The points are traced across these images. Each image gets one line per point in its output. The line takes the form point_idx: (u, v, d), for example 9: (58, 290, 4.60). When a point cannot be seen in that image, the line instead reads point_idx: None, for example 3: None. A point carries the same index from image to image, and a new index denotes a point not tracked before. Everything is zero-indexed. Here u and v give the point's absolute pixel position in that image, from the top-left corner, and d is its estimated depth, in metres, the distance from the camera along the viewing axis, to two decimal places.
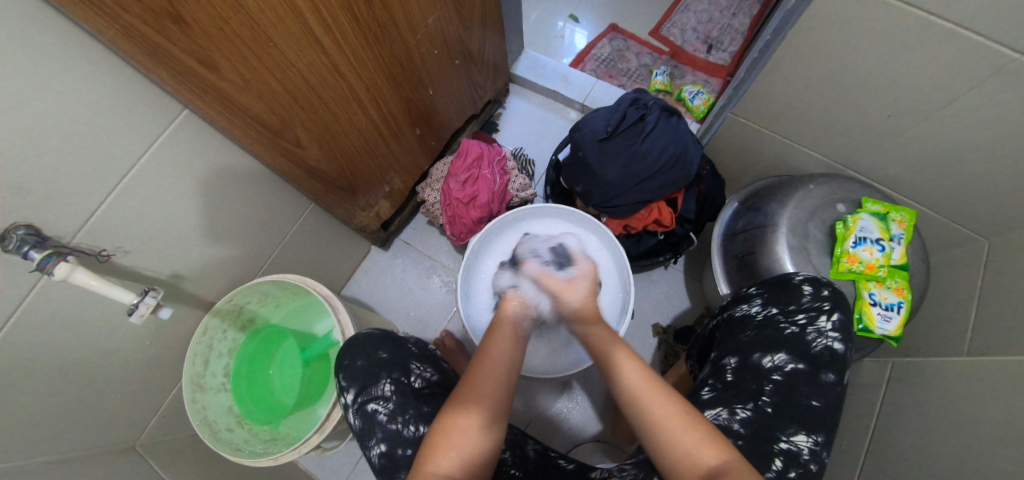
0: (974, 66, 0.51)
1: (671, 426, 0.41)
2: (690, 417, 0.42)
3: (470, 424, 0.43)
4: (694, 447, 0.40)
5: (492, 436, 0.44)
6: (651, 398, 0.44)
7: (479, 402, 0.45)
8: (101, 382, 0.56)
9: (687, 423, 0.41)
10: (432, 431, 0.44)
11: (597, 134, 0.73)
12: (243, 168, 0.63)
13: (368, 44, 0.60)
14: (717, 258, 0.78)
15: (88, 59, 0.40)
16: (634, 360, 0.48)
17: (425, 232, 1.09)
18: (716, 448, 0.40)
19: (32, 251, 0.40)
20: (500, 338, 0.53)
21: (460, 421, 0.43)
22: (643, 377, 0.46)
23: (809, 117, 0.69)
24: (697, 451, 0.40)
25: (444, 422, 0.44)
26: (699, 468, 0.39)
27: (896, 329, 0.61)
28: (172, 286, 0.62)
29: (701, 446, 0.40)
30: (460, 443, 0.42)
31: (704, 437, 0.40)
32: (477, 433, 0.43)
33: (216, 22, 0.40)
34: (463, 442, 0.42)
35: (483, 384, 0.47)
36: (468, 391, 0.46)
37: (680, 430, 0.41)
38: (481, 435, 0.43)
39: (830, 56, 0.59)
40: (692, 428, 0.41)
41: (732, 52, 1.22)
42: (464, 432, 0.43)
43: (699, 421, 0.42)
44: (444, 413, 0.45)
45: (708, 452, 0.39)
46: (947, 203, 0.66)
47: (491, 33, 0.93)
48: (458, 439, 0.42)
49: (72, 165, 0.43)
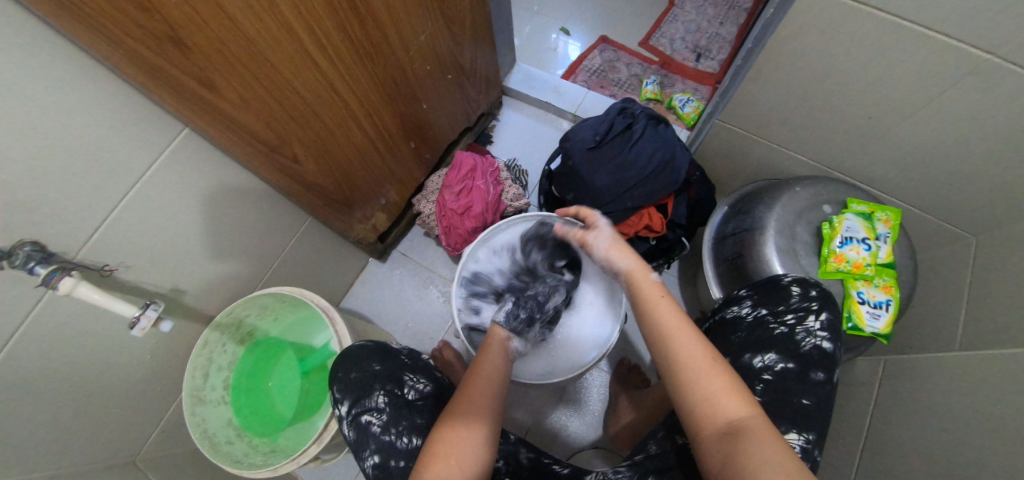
0: (948, 67, 0.52)
1: (701, 375, 0.41)
2: (721, 368, 0.42)
3: (468, 434, 0.45)
4: (718, 396, 0.40)
5: (489, 453, 0.46)
6: (686, 347, 0.43)
7: (480, 416, 0.47)
8: (103, 395, 0.57)
9: (715, 372, 0.41)
10: (434, 440, 0.45)
11: (586, 143, 0.75)
12: (242, 183, 0.65)
13: (361, 62, 0.62)
14: (708, 262, 0.79)
15: (92, 79, 0.42)
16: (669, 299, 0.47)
17: (422, 243, 1.10)
18: (741, 401, 0.39)
19: (38, 266, 0.42)
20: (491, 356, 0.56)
21: (461, 431, 0.45)
22: (679, 323, 0.45)
23: (793, 120, 0.71)
24: (719, 399, 0.40)
25: (444, 433, 0.45)
26: (719, 417, 0.39)
27: (886, 327, 0.61)
28: (173, 300, 0.64)
29: (726, 396, 0.40)
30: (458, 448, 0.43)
31: (730, 389, 0.40)
32: (478, 444, 0.45)
33: (214, 45, 0.42)
34: (460, 446, 0.44)
35: (482, 399, 0.49)
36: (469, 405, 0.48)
37: (708, 379, 0.41)
38: (474, 448, 0.44)
39: (810, 61, 0.61)
40: (719, 378, 0.41)
41: (720, 60, 1.24)
42: (464, 442, 0.44)
43: (727, 374, 0.41)
44: (443, 424, 0.46)
45: (731, 402, 0.39)
46: (932, 202, 0.67)
47: (483, 48, 0.96)
48: (454, 456, 0.43)
49: (76, 182, 0.45)
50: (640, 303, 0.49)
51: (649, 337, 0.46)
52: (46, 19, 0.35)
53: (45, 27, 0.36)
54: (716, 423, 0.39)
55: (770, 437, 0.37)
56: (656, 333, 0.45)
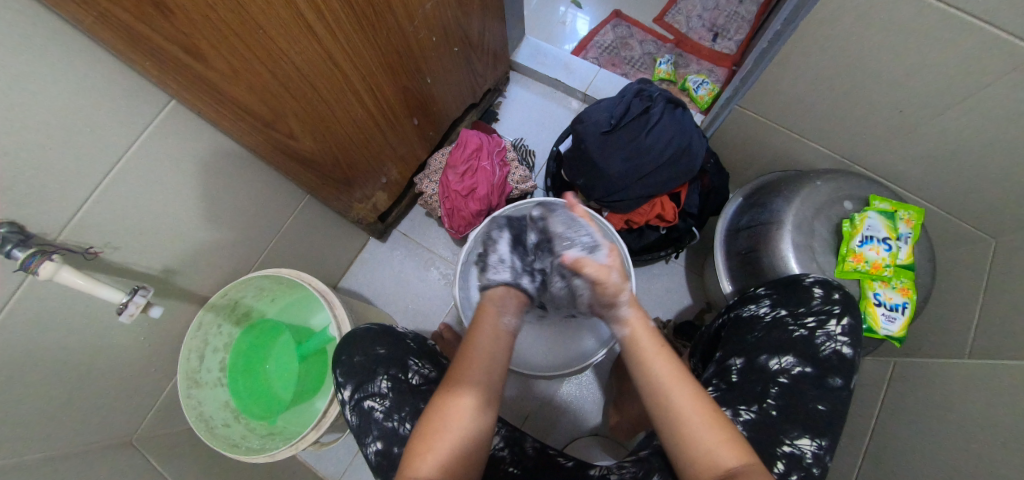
0: (993, 60, 0.48)
1: (697, 426, 0.42)
2: (719, 423, 0.42)
3: (455, 415, 0.44)
4: (715, 449, 0.41)
5: (476, 429, 0.44)
6: (682, 400, 0.43)
7: (470, 391, 0.46)
8: (93, 379, 0.55)
9: (711, 426, 0.41)
10: (419, 425, 0.45)
11: (600, 126, 0.71)
12: (234, 159, 0.61)
13: (362, 30, 0.57)
14: (720, 254, 0.77)
15: (67, 46, 0.37)
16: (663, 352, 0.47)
17: (424, 223, 1.07)
18: (738, 452, 0.40)
19: (15, 250, 0.39)
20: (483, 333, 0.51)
21: (450, 406, 0.44)
22: (671, 364, 0.46)
23: (817, 110, 0.68)
24: (716, 453, 0.40)
25: (431, 416, 0.45)
26: (715, 468, 0.40)
27: (901, 330, 0.60)
28: (164, 282, 0.61)
29: (724, 449, 0.41)
30: (455, 423, 0.44)
31: (728, 440, 0.41)
32: (461, 429, 0.44)
33: (197, 8, 0.37)
34: (456, 420, 0.44)
35: (475, 373, 0.47)
36: (461, 375, 0.47)
37: (704, 430, 0.41)
38: (467, 426, 0.44)
39: (843, 48, 0.57)
40: (714, 431, 0.41)
41: (738, 40, 1.18)
42: (453, 420, 0.44)
43: (722, 425, 0.42)
44: (434, 401, 0.46)
45: (728, 455, 0.40)
46: (954, 201, 0.65)
47: (491, 20, 0.90)
48: (438, 439, 0.43)
49: (54, 159, 0.41)
50: (635, 352, 0.48)
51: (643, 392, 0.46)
52: None
53: None
54: (711, 472, 0.40)
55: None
56: (650, 379, 0.45)
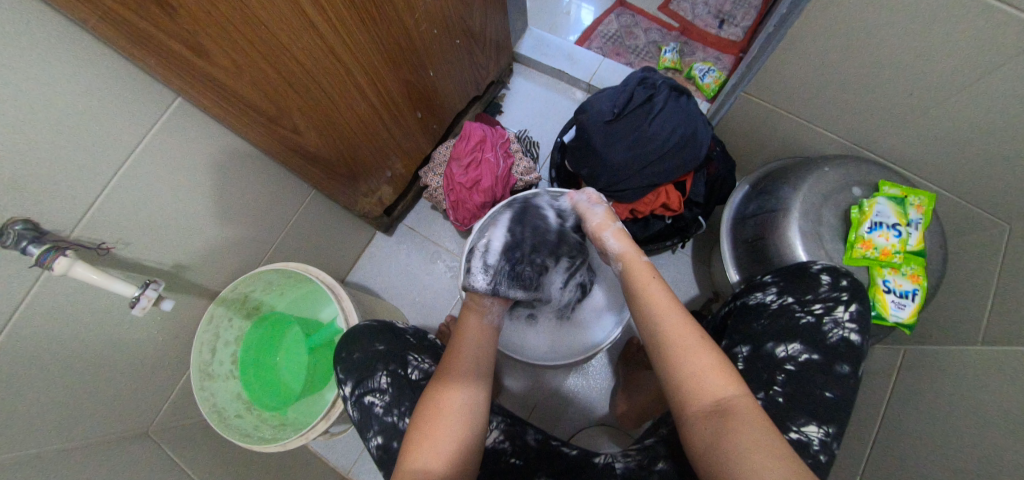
0: (1006, 39, 0.47)
1: (687, 350, 0.43)
2: (706, 346, 0.43)
3: (447, 408, 0.45)
4: (705, 377, 0.42)
5: (475, 418, 0.46)
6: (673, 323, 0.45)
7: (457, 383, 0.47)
8: (110, 371, 0.57)
9: (700, 351, 0.43)
10: (412, 428, 0.45)
11: (603, 116, 0.71)
12: (240, 155, 0.61)
13: (364, 24, 0.57)
14: (727, 243, 0.76)
15: (74, 44, 0.38)
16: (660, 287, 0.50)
17: (429, 217, 1.08)
18: (726, 378, 0.41)
19: (31, 246, 0.40)
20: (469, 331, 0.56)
21: (439, 400, 0.46)
22: (659, 292, 0.49)
23: (825, 95, 0.66)
24: (706, 380, 0.41)
25: (423, 413, 0.46)
26: (705, 394, 0.41)
27: (911, 317, 0.59)
28: (175, 277, 0.62)
29: (713, 376, 0.42)
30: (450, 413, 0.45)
31: (717, 368, 0.42)
32: (460, 414, 0.45)
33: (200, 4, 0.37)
34: (450, 410, 0.45)
35: (461, 368, 0.50)
36: (449, 371, 0.50)
37: (693, 354, 0.43)
38: (458, 415, 0.45)
39: (851, 31, 0.55)
40: (703, 356, 0.43)
41: (746, 26, 1.16)
42: (441, 418, 0.45)
43: (710, 351, 0.43)
44: (427, 398, 0.47)
45: (717, 379, 0.41)
46: (969, 186, 0.63)
47: (492, 11, 0.90)
48: (431, 440, 0.43)
49: (65, 157, 0.42)
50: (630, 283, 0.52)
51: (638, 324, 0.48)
52: None
53: None
54: (702, 399, 0.41)
55: (754, 416, 0.39)
56: (641, 307, 0.49)
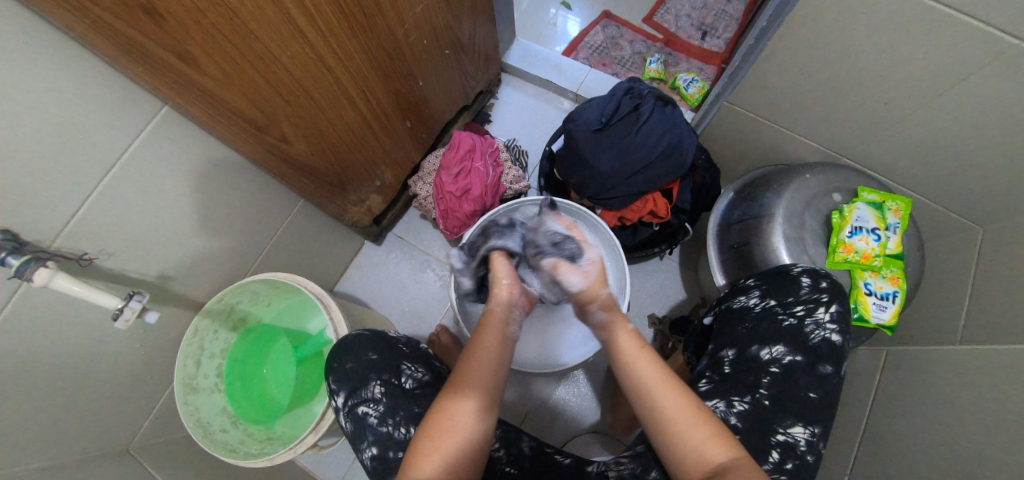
0: (971, 51, 0.49)
1: (686, 426, 0.43)
2: (704, 418, 0.43)
3: (460, 416, 0.45)
4: (703, 446, 0.42)
5: (483, 435, 0.45)
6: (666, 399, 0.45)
7: (473, 395, 0.47)
8: (90, 387, 0.55)
9: (699, 424, 0.43)
10: (421, 430, 0.45)
11: (591, 125, 0.72)
12: (228, 164, 0.61)
13: (353, 34, 0.57)
14: (712, 249, 0.78)
15: (57, 53, 0.37)
16: (650, 356, 0.50)
17: (419, 226, 1.08)
18: (726, 447, 0.41)
19: (11, 257, 0.39)
20: (491, 331, 0.55)
21: (453, 410, 0.45)
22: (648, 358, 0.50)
23: (804, 105, 0.69)
24: (704, 450, 0.41)
25: (435, 417, 0.45)
26: (706, 466, 0.41)
27: (892, 318, 0.61)
28: (159, 288, 0.61)
29: (713, 446, 0.42)
30: (460, 426, 0.44)
31: (716, 438, 0.42)
32: (470, 428, 0.44)
33: (191, 14, 0.37)
34: (462, 422, 0.44)
35: (478, 379, 0.49)
36: (463, 379, 0.48)
37: (691, 427, 0.43)
38: (468, 426, 0.44)
39: (827, 42, 0.58)
40: (705, 427, 0.43)
41: (727, 38, 1.20)
42: (454, 424, 0.44)
43: (711, 422, 0.43)
44: (440, 401, 0.46)
45: (717, 449, 0.41)
46: (943, 191, 0.66)
47: (481, 22, 0.91)
48: (443, 439, 0.43)
49: (48, 166, 0.41)
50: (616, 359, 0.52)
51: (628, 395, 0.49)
52: None
53: None
54: (704, 469, 0.41)
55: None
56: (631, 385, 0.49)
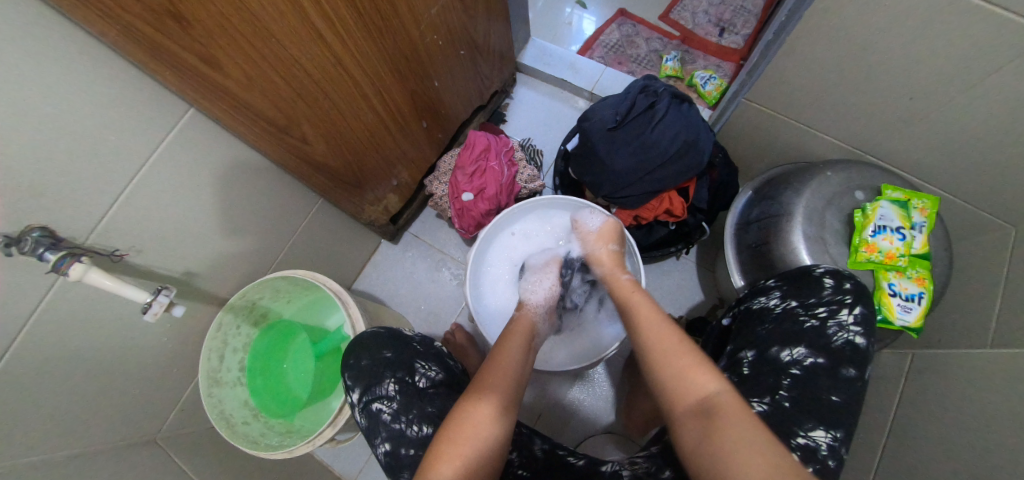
0: (1003, 43, 0.48)
1: (670, 354, 0.47)
2: (687, 350, 0.47)
3: (478, 417, 0.45)
4: (689, 375, 0.44)
5: (497, 439, 0.45)
6: (658, 335, 0.50)
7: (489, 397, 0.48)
8: (119, 378, 0.58)
9: (681, 355, 0.46)
10: (441, 430, 0.45)
11: (605, 123, 0.71)
12: (250, 165, 0.63)
13: (370, 36, 0.58)
14: (730, 249, 0.77)
15: (90, 58, 0.39)
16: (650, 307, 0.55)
17: (435, 225, 1.09)
18: (710, 373, 0.44)
19: (47, 253, 0.41)
20: (512, 343, 0.57)
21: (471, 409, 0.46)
22: (652, 312, 0.54)
23: (825, 102, 0.67)
24: (692, 378, 0.44)
25: (453, 421, 0.45)
26: (691, 394, 0.43)
27: (917, 321, 0.59)
28: (185, 284, 0.63)
29: (694, 375, 0.44)
30: (478, 421, 0.45)
31: (697, 365, 0.45)
32: (485, 429, 0.45)
33: (216, 19, 0.39)
34: (481, 419, 0.45)
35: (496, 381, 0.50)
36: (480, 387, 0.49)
37: (675, 360, 0.46)
38: (487, 429, 0.45)
39: (850, 37, 0.56)
40: (688, 357, 0.46)
41: (745, 34, 1.18)
42: (475, 421, 0.45)
43: (695, 352, 0.47)
44: (456, 408, 0.47)
45: (698, 378, 0.44)
46: (976, 189, 0.63)
47: (496, 22, 0.91)
48: (465, 442, 0.43)
49: (82, 167, 0.43)
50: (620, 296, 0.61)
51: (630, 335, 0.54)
52: None
53: None
54: (687, 400, 0.43)
55: (737, 405, 0.40)
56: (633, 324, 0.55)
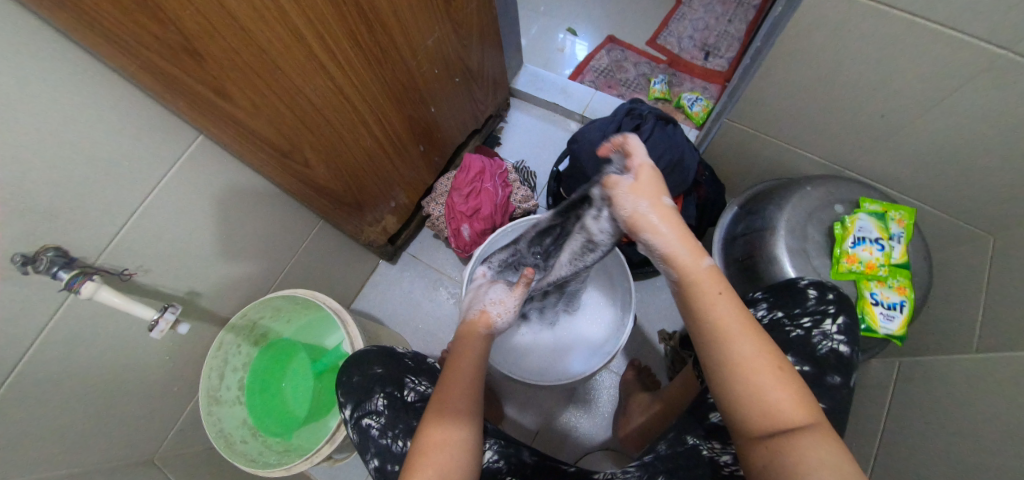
0: (961, 63, 0.51)
1: (759, 372, 0.38)
2: (785, 372, 0.38)
3: (448, 435, 0.45)
4: (780, 403, 0.37)
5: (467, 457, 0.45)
6: (742, 346, 0.40)
7: (455, 414, 0.47)
8: (122, 396, 0.59)
9: (780, 377, 0.38)
10: (412, 446, 0.45)
11: (594, 144, 0.75)
12: (254, 188, 0.66)
13: (369, 67, 0.62)
14: (719, 263, 0.78)
15: (110, 89, 0.43)
16: (730, 298, 0.44)
17: (432, 244, 1.11)
18: (802, 404, 0.37)
19: (61, 271, 0.44)
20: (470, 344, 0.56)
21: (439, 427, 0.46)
22: (734, 310, 0.43)
23: (803, 120, 0.71)
24: (781, 407, 0.37)
25: (422, 437, 0.45)
26: (778, 422, 0.37)
27: (900, 329, 0.61)
28: (189, 303, 0.65)
29: (789, 403, 0.37)
30: (447, 442, 0.45)
31: (792, 393, 0.38)
32: (454, 450, 0.44)
33: (227, 54, 0.43)
34: (451, 439, 0.45)
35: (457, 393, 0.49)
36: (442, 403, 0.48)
37: (768, 380, 0.38)
38: (456, 447, 0.45)
39: (820, 59, 0.60)
40: (783, 383, 0.38)
41: (730, 57, 1.23)
42: (443, 441, 0.45)
43: (788, 375, 0.39)
44: (424, 426, 0.46)
45: (792, 408, 0.37)
46: (951, 200, 0.66)
47: (489, 50, 0.96)
48: (435, 454, 0.44)
49: (97, 190, 0.46)
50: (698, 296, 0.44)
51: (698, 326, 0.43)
52: (50, 20, 0.35)
53: (55, 33, 0.37)
54: (773, 425, 0.37)
55: (830, 443, 0.35)
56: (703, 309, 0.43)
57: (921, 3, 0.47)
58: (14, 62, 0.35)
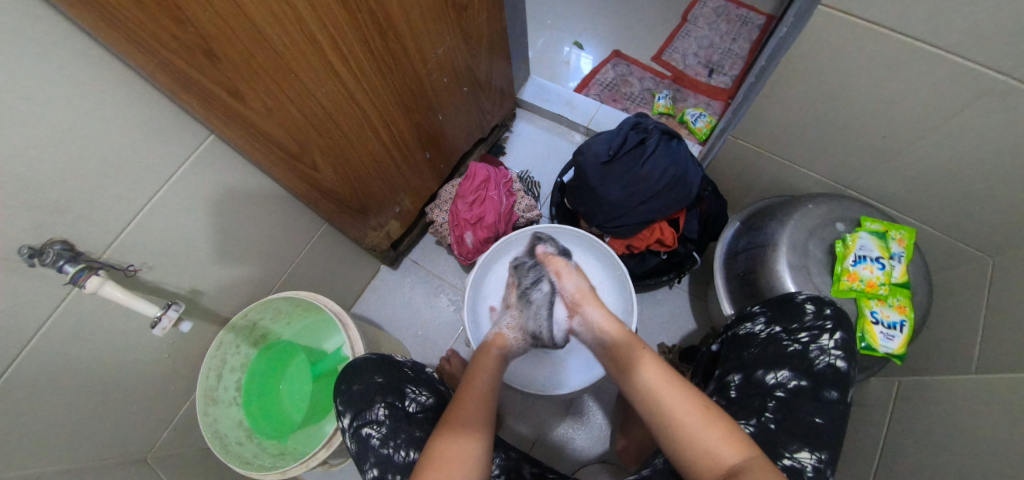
0: (961, 87, 0.52)
1: (692, 421, 0.44)
2: (714, 417, 0.44)
3: (459, 451, 0.46)
4: (716, 444, 0.42)
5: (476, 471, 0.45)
6: (673, 401, 0.47)
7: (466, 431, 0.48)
8: (119, 393, 0.59)
9: (710, 422, 0.44)
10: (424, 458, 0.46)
11: (599, 157, 0.76)
12: (260, 189, 0.66)
13: (379, 74, 0.63)
14: (721, 278, 0.79)
15: (126, 87, 0.43)
16: (654, 359, 0.54)
17: (434, 251, 1.12)
18: (737, 446, 0.42)
19: (67, 265, 0.44)
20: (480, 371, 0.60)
21: (449, 442, 0.46)
22: (662, 373, 0.51)
23: (805, 139, 0.72)
24: (716, 449, 0.42)
25: (432, 451, 0.46)
26: (719, 465, 0.41)
27: (900, 348, 0.61)
28: (191, 301, 0.65)
29: (724, 444, 0.42)
30: (459, 454, 0.45)
31: (725, 435, 0.43)
32: (463, 463, 0.45)
33: (242, 56, 0.44)
34: (463, 452, 0.46)
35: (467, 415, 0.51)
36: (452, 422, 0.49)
37: (703, 429, 0.43)
38: (467, 461, 0.45)
39: (824, 80, 0.61)
40: (715, 427, 0.43)
41: (733, 75, 1.26)
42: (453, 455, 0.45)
43: (719, 418, 0.44)
44: (434, 440, 0.47)
45: (727, 449, 0.42)
46: (950, 221, 0.67)
47: (497, 60, 0.98)
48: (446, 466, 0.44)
49: (107, 186, 0.47)
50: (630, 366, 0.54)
51: (640, 394, 0.51)
52: (70, 16, 0.35)
53: (75, 29, 0.37)
54: (716, 471, 0.41)
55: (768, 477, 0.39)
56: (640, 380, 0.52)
57: (922, 28, 0.49)
58: (33, 57, 0.36)
